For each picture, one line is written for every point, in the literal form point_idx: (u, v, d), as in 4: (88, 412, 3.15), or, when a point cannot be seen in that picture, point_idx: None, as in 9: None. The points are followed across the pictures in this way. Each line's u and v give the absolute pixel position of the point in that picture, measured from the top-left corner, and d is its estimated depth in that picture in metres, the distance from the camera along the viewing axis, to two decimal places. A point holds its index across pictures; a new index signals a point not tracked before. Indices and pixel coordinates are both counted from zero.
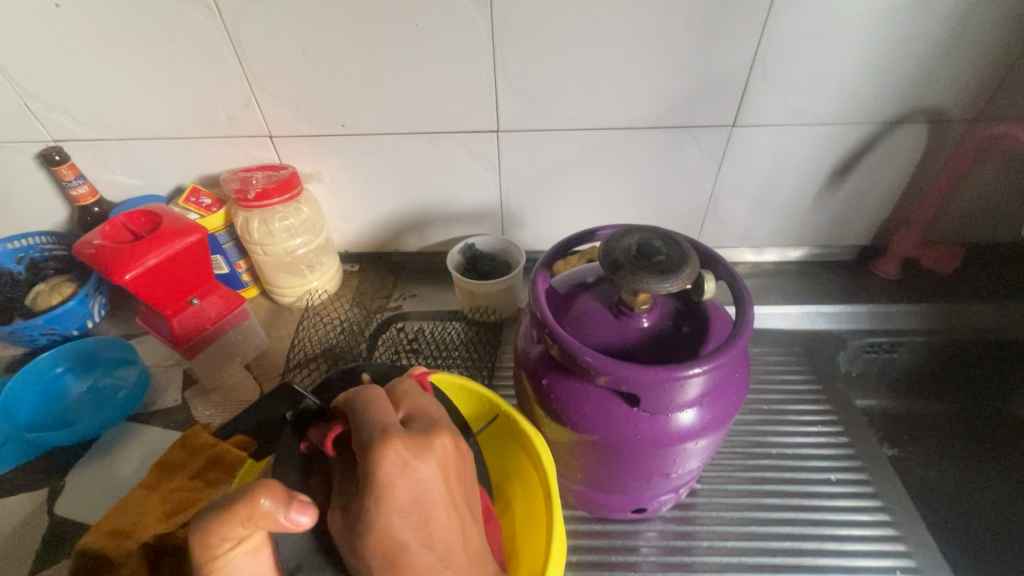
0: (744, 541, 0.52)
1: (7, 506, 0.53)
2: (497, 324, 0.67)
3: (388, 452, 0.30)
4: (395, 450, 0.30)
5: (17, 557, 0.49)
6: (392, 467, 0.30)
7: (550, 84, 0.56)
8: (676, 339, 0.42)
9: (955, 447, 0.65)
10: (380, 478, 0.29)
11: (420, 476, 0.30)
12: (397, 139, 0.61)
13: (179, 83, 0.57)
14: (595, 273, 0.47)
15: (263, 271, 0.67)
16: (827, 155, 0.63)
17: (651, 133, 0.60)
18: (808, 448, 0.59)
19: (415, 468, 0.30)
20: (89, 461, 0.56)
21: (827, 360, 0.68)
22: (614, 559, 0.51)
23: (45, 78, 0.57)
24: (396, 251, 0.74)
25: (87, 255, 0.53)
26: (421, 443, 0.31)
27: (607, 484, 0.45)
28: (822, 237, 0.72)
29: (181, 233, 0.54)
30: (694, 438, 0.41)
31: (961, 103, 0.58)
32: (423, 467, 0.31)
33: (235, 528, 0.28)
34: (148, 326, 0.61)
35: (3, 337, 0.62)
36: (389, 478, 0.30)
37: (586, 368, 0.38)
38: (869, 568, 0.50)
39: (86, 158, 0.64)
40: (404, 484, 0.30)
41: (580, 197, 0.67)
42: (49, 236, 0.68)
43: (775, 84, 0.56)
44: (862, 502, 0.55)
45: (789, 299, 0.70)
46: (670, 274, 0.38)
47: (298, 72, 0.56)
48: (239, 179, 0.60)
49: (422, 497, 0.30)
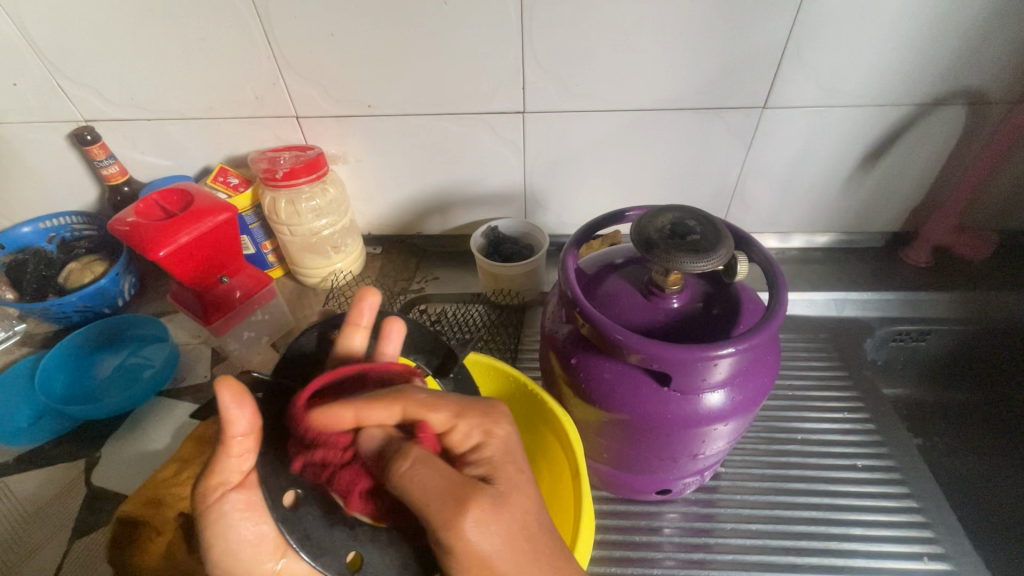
0: (767, 524, 0.52)
1: (47, 476, 0.54)
2: (519, 307, 0.67)
3: (481, 505, 0.30)
4: (481, 503, 0.30)
5: (57, 524, 0.51)
6: (494, 526, 0.30)
7: (576, 63, 0.56)
8: (707, 320, 0.42)
9: (979, 436, 0.65)
10: (476, 535, 0.29)
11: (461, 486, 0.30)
12: (422, 121, 0.61)
13: (208, 63, 0.57)
14: (623, 255, 0.47)
15: (289, 252, 0.68)
16: (858, 141, 0.61)
17: (679, 116, 0.60)
18: (833, 434, 0.59)
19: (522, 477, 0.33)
20: (123, 434, 0.57)
21: (853, 347, 0.67)
22: (637, 539, 0.52)
23: (77, 57, 0.57)
24: (419, 233, 0.74)
25: (121, 233, 0.54)
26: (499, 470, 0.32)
27: (634, 464, 0.46)
28: (850, 222, 0.70)
29: (212, 211, 0.55)
30: (724, 419, 0.41)
31: (1001, 84, 0.56)
32: (513, 474, 0.33)
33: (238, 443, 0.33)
34: (178, 302, 0.62)
35: (37, 314, 0.63)
36: (486, 532, 0.29)
37: (618, 346, 0.38)
38: (894, 553, 0.50)
39: (116, 139, 0.65)
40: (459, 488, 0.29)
41: (603, 181, 0.66)
42: (79, 217, 0.70)
43: (809, 63, 0.55)
44: (888, 489, 0.55)
45: (814, 285, 0.70)
46: (705, 254, 0.37)
47: (325, 52, 0.56)
48: (266, 159, 0.61)
49: (517, 511, 0.31)
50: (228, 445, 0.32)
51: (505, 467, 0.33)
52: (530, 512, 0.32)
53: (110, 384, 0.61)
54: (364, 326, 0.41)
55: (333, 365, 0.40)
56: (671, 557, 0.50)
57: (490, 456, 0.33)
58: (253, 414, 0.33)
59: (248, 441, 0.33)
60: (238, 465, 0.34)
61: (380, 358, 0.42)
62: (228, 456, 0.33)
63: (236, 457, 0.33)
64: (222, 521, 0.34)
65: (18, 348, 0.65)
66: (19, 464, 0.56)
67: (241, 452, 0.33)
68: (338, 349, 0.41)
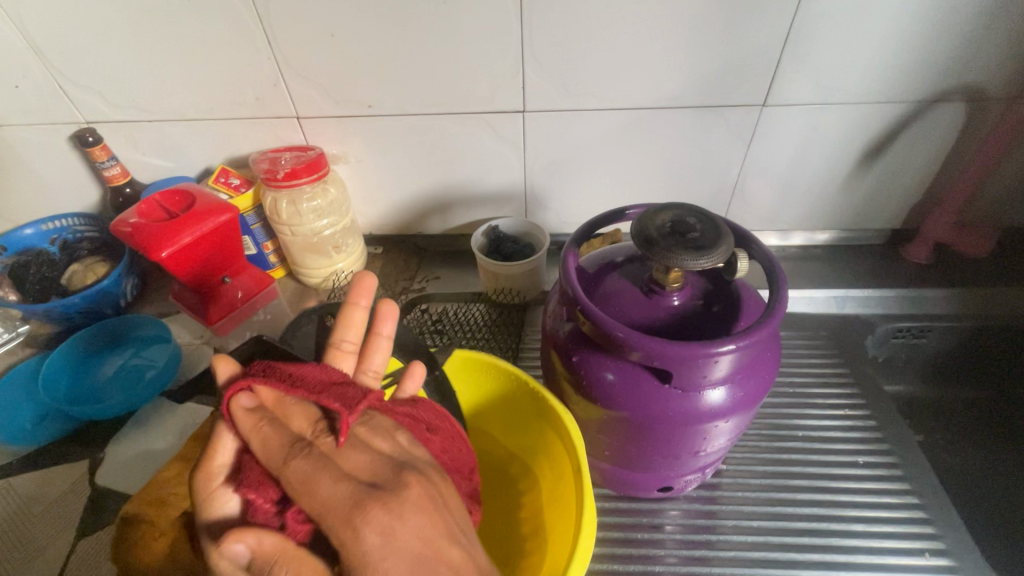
0: (769, 521, 0.53)
1: (50, 476, 0.55)
2: (520, 306, 0.68)
3: (368, 515, 0.27)
4: (372, 512, 0.28)
5: (61, 524, 0.51)
6: (381, 536, 0.27)
7: (576, 61, 0.56)
8: (707, 318, 0.42)
9: (981, 433, 0.65)
10: (355, 550, 0.27)
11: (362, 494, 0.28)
12: (422, 120, 0.61)
13: (208, 64, 0.57)
14: (623, 253, 0.47)
15: (290, 252, 0.68)
16: (857, 138, 0.61)
17: (678, 114, 0.60)
18: (834, 431, 0.59)
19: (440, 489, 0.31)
20: (126, 434, 0.57)
21: (854, 344, 0.67)
22: (639, 536, 0.52)
23: (79, 59, 0.58)
24: (420, 233, 0.74)
25: (123, 234, 0.54)
26: (410, 481, 0.30)
27: (635, 461, 0.46)
28: (851, 219, 0.70)
29: (213, 211, 0.55)
30: (725, 415, 0.41)
31: (1000, 80, 0.56)
32: (426, 487, 0.30)
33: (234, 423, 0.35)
34: (181, 303, 0.62)
35: (40, 315, 0.63)
36: (368, 544, 0.27)
37: (619, 344, 0.38)
38: (895, 549, 0.50)
39: (118, 140, 0.65)
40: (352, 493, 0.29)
41: (603, 180, 0.66)
42: (81, 218, 0.70)
43: (808, 60, 0.55)
44: (889, 485, 0.55)
45: (815, 283, 0.70)
46: (705, 251, 0.37)
47: (326, 53, 0.56)
48: (268, 160, 0.61)
49: (409, 521, 0.28)
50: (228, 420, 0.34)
51: (414, 481, 0.30)
52: (447, 524, 0.29)
53: (113, 384, 0.61)
54: (362, 304, 0.44)
55: (336, 339, 0.44)
56: (673, 554, 0.51)
57: (405, 470, 0.31)
58: None
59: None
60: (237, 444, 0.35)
61: (372, 337, 0.44)
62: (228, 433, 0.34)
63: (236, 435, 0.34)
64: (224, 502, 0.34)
65: (22, 349, 0.66)
66: (24, 464, 0.56)
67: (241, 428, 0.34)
68: (337, 325, 0.44)
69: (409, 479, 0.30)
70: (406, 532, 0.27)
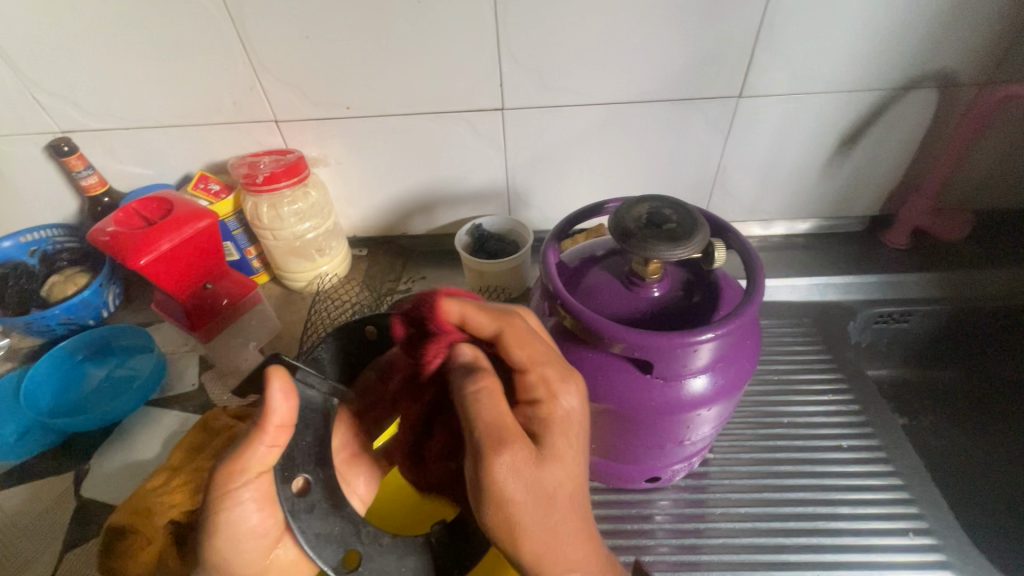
0: (756, 507, 0.53)
1: (34, 490, 0.54)
2: (506, 303, 0.68)
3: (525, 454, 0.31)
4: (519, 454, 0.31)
5: (47, 538, 0.51)
6: (531, 486, 0.31)
7: (552, 57, 0.56)
8: (687, 308, 0.42)
9: (964, 414, 0.66)
10: (506, 491, 0.31)
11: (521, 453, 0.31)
12: (401, 120, 0.61)
13: (182, 68, 0.57)
14: (604, 247, 0.48)
15: (274, 257, 0.68)
16: (832, 127, 0.62)
17: (656, 107, 0.60)
18: (819, 416, 0.60)
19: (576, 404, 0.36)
20: (111, 444, 0.57)
21: (836, 330, 0.68)
22: (629, 527, 0.53)
23: (49, 66, 0.57)
24: (404, 234, 0.74)
25: (101, 243, 0.53)
26: (563, 415, 0.34)
27: (622, 453, 0.46)
28: (831, 207, 0.71)
29: (192, 217, 0.55)
30: (708, 403, 0.41)
31: (969, 65, 0.57)
32: (570, 417, 0.35)
33: (274, 437, 0.32)
34: (164, 311, 0.62)
35: (21, 328, 0.63)
36: (518, 489, 0.31)
37: (601, 336, 0.39)
38: (881, 530, 0.51)
39: (94, 149, 0.64)
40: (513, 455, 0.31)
41: (584, 175, 0.67)
42: (61, 229, 0.69)
43: (781, 50, 0.56)
44: (873, 467, 0.56)
45: (798, 271, 0.70)
46: (681, 241, 0.38)
47: (301, 54, 0.56)
48: (246, 165, 0.61)
49: (547, 470, 0.32)
50: (260, 436, 0.31)
51: (564, 398, 0.35)
52: (575, 448, 0.35)
53: (97, 395, 0.60)
54: None
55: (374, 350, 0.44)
56: (664, 543, 0.51)
57: (551, 387, 0.35)
58: (295, 407, 0.32)
59: (282, 433, 0.32)
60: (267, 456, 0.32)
61: None
62: (257, 443, 0.31)
63: (266, 450, 0.32)
64: (230, 520, 0.32)
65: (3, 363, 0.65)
66: (8, 478, 0.55)
67: (273, 439, 0.32)
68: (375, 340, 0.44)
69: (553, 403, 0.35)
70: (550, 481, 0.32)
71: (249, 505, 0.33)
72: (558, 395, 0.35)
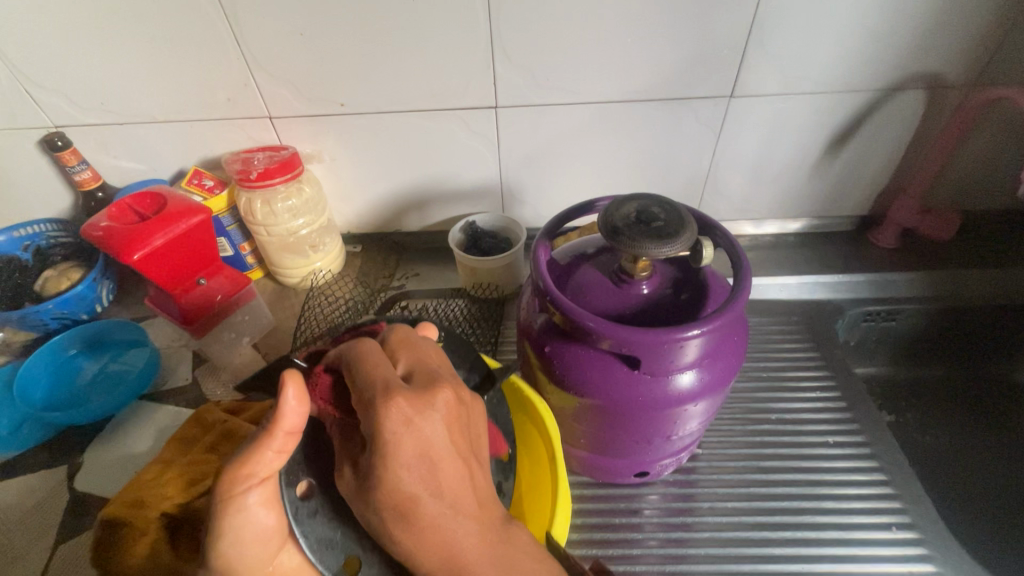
0: (743, 501, 0.54)
1: (27, 484, 0.55)
2: (499, 300, 0.68)
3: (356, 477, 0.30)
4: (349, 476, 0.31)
5: (40, 531, 0.51)
6: (367, 503, 0.30)
7: (546, 56, 0.56)
8: (674, 305, 0.43)
9: (950, 411, 0.67)
10: (399, 492, 0.29)
11: (423, 427, 0.30)
12: (395, 117, 0.61)
13: (176, 64, 0.57)
14: (594, 244, 0.48)
15: (268, 253, 0.68)
16: (823, 127, 0.63)
17: (649, 106, 0.61)
18: (806, 413, 0.61)
19: (416, 423, 0.29)
20: (104, 437, 0.57)
21: (825, 328, 0.69)
22: (618, 521, 0.53)
23: (43, 61, 0.57)
24: (398, 231, 0.74)
25: (94, 238, 0.54)
26: (369, 433, 0.29)
27: (610, 448, 0.47)
28: (822, 206, 0.72)
29: (186, 213, 0.55)
30: (694, 399, 0.42)
31: (957, 67, 0.58)
32: (388, 443, 0.29)
33: (283, 440, 0.30)
34: (158, 307, 0.62)
35: (14, 323, 0.63)
36: (412, 488, 0.29)
37: (589, 333, 0.39)
38: (864, 524, 0.52)
39: (89, 144, 0.64)
40: (410, 437, 0.29)
41: (577, 173, 0.67)
42: (54, 224, 0.69)
43: (772, 51, 0.56)
44: (859, 463, 0.57)
45: (788, 270, 0.71)
46: (669, 239, 0.38)
47: (296, 51, 0.56)
48: (240, 160, 0.61)
49: (373, 495, 0.29)
50: (270, 438, 0.30)
51: (381, 420, 0.29)
52: (416, 458, 0.29)
53: (91, 390, 0.61)
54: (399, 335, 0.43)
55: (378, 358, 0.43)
56: (651, 537, 0.52)
57: (368, 413, 0.30)
58: (304, 413, 0.31)
59: (291, 437, 0.31)
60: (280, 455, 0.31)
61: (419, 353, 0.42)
62: (266, 448, 0.30)
63: (274, 452, 0.30)
64: (228, 525, 0.30)
65: None
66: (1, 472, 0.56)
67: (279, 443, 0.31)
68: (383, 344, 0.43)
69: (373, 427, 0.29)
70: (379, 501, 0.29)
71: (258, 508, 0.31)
72: (370, 417, 0.29)
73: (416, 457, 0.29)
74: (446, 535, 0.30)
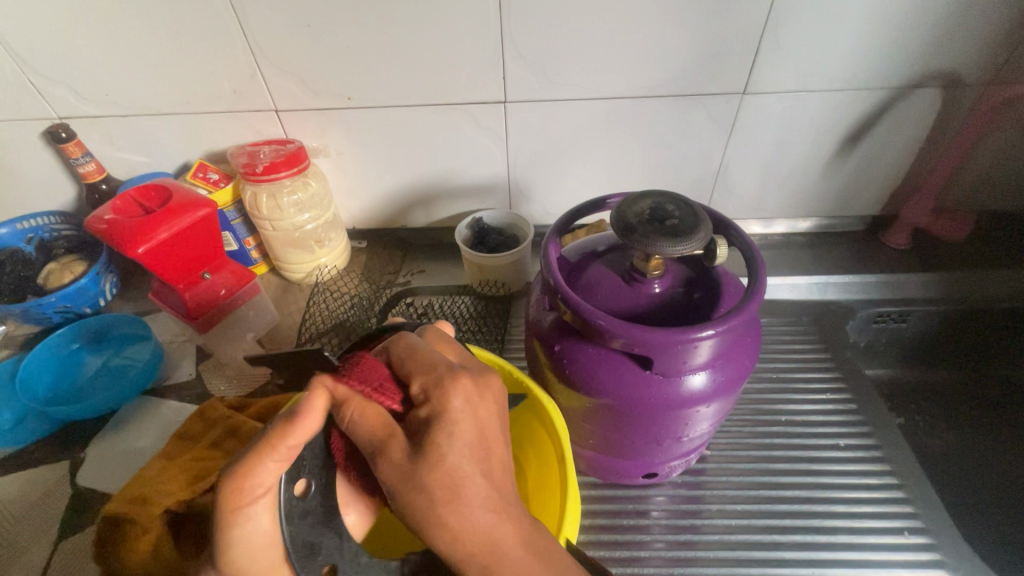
0: (752, 504, 0.53)
1: (30, 478, 0.54)
2: (505, 298, 0.67)
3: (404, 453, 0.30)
4: (393, 455, 0.31)
5: (42, 526, 0.51)
6: (415, 481, 0.30)
7: (556, 51, 0.55)
8: (687, 305, 0.42)
9: (961, 414, 0.66)
10: (456, 469, 0.30)
11: (482, 409, 0.32)
12: (402, 112, 0.61)
13: (182, 55, 0.56)
14: (605, 242, 0.47)
15: (272, 248, 0.68)
16: (835, 126, 0.62)
17: (660, 103, 0.60)
18: (816, 415, 0.60)
19: (477, 404, 0.32)
20: (108, 431, 0.57)
21: (835, 329, 0.68)
22: (625, 523, 0.53)
23: (47, 51, 0.56)
24: (403, 227, 0.74)
25: (98, 230, 0.53)
26: (433, 410, 0.31)
27: (619, 448, 0.46)
28: (833, 206, 0.71)
29: (191, 207, 0.55)
30: (706, 400, 0.41)
31: (975, 66, 0.57)
32: (455, 419, 0.31)
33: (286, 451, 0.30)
34: (161, 301, 0.61)
35: (17, 316, 0.62)
36: (467, 468, 0.30)
37: (600, 332, 0.39)
38: (875, 529, 0.52)
39: (92, 136, 0.64)
40: (471, 417, 0.31)
41: (586, 170, 0.66)
42: (58, 216, 0.69)
43: (786, 47, 0.55)
44: (869, 467, 0.56)
45: (798, 270, 0.70)
46: (684, 237, 0.38)
47: (302, 43, 0.55)
48: (246, 154, 0.60)
49: (427, 470, 0.30)
50: (275, 447, 0.30)
51: (449, 397, 0.31)
52: (475, 438, 0.31)
53: (93, 384, 0.60)
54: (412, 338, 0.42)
55: None
56: (659, 539, 0.51)
57: (433, 391, 0.32)
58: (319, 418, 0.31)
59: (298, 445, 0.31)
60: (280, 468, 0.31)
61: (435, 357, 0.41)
62: (265, 459, 0.30)
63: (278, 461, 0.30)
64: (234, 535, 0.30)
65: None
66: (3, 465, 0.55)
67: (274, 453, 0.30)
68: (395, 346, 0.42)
69: (439, 404, 0.31)
70: (433, 477, 0.30)
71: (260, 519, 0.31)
72: (438, 395, 0.32)
73: (472, 437, 0.31)
74: (492, 526, 0.30)
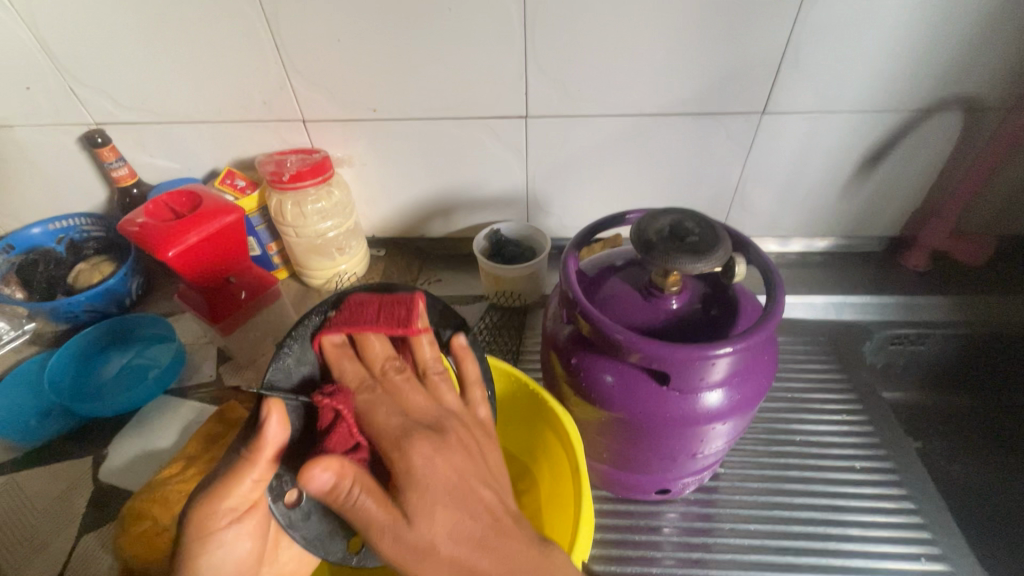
0: (765, 524, 0.53)
1: (53, 472, 0.55)
2: (521, 309, 0.69)
3: (439, 510, 0.34)
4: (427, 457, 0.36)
5: (64, 520, 0.52)
6: (449, 546, 0.33)
7: (578, 69, 0.57)
8: (704, 321, 0.42)
9: (980, 442, 0.65)
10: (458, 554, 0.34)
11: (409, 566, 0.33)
12: (425, 124, 0.62)
13: (216, 68, 0.58)
14: (623, 256, 0.48)
15: (294, 254, 0.69)
16: (854, 148, 0.62)
17: (679, 120, 0.60)
18: (832, 436, 0.59)
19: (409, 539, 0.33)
20: (130, 429, 0.58)
21: (852, 350, 0.67)
22: (637, 538, 0.53)
23: (87, 58, 0.58)
24: (422, 236, 0.75)
25: (130, 234, 0.55)
26: (413, 475, 0.35)
27: (634, 463, 0.46)
28: (851, 226, 0.71)
29: (220, 213, 0.56)
30: (722, 418, 0.42)
31: (997, 91, 0.57)
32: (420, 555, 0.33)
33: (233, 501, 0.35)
34: (185, 303, 0.63)
35: (46, 314, 0.64)
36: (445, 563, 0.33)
37: (618, 346, 0.39)
38: (891, 554, 0.51)
39: (126, 142, 0.66)
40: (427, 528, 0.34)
41: (605, 185, 0.67)
42: (88, 218, 0.71)
43: (807, 68, 0.56)
44: (886, 490, 0.55)
45: (814, 289, 0.70)
46: (704, 255, 0.38)
47: (333, 57, 0.57)
48: (273, 162, 0.62)
49: (471, 523, 0.34)
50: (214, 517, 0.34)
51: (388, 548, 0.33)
52: (462, 481, 0.36)
53: (114, 383, 0.61)
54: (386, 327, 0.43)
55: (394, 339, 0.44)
56: (670, 556, 0.51)
57: (405, 448, 0.37)
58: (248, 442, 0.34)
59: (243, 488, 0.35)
60: (228, 504, 0.34)
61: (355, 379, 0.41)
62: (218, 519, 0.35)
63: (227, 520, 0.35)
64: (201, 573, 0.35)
65: (28, 347, 0.66)
66: (26, 460, 0.57)
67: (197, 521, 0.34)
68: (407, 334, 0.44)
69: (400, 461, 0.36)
70: (477, 505, 0.35)
71: (232, 543, 0.36)
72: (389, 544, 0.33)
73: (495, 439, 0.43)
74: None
